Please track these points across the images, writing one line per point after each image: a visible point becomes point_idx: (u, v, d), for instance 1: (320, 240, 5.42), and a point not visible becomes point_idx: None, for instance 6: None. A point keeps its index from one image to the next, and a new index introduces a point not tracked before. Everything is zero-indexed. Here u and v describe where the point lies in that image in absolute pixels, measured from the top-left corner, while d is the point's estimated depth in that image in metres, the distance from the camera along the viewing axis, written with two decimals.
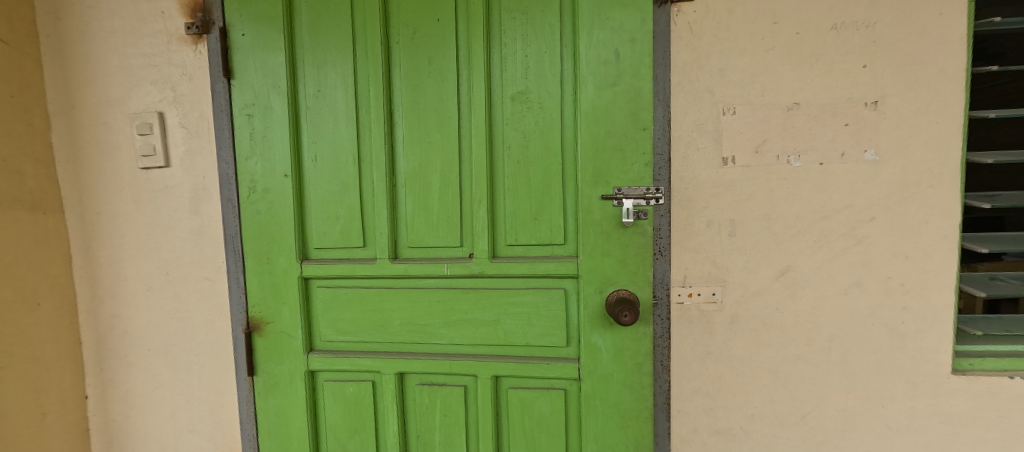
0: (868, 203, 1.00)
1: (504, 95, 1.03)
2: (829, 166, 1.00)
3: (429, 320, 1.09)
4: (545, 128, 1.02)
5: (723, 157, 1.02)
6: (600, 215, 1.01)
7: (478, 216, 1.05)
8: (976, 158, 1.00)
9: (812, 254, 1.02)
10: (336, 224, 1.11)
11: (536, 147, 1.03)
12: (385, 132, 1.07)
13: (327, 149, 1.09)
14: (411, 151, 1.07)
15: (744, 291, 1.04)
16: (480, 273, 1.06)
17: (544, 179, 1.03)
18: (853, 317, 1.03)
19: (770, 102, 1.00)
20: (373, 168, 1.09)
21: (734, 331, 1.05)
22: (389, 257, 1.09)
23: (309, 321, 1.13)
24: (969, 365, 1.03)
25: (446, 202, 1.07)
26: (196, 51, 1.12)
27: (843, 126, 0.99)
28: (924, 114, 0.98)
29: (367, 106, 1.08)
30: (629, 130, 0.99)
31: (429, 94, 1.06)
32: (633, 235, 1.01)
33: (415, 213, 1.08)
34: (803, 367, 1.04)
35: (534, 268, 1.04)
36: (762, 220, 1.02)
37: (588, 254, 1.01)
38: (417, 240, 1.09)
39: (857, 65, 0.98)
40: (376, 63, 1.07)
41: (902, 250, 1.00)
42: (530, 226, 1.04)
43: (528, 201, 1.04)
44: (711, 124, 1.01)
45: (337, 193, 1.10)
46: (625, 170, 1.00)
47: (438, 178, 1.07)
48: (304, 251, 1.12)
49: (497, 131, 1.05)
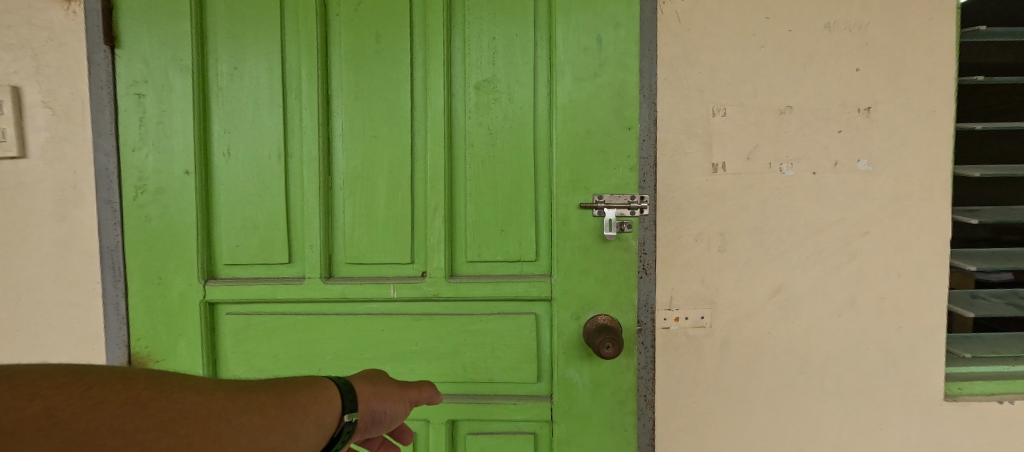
0: (861, 217, 0.92)
1: (466, 83, 0.87)
2: (822, 175, 0.92)
3: (370, 356, 0.89)
4: (516, 123, 0.86)
5: (713, 163, 0.91)
6: (577, 227, 0.86)
7: (433, 226, 0.87)
8: (963, 172, 0.95)
9: (805, 272, 0.93)
10: (253, 234, 0.89)
11: (503, 145, 0.87)
12: (320, 123, 0.88)
13: (244, 143, 0.88)
14: (352, 147, 0.88)
15: (735, 314, 0.93)
16: (434, 295, 0.88)
17: (514, 186, 0.87)
18: (847, 341, 0.94)
19: (762, 104, 0.91)
20: (303, 169, 0.88)
21: (724, 358, 0.94)
22: (321, 276, 0.88)
23: (214, 357, 0.90)
24: (958, 389, 0.98)
25: (394, 209, 0.88)
26: (68, 10, 0.87)
27: (837, 133, 0.92)
28: (916, 123, 0.92)
29: (297, 90, 0.88)
30: (611, 128, 0.85)
31: (376, 78, 0.87)
32: (615, 250, 0.86)
33: (354, 224, 0.89)
34: (796, 397, 0.94)
35: (500, 290, 0.87)
36: (753, 234, 0.92)
37: (563, 273, 0.87)
38: (356, 255, 0.89)
39: (850, 68, 0.91)
40: (310, 39, 0.87)
41: (895, 267, 0.93)
42: (495, 239, 0.88)
43: (494, 209, 0.87)
44: (700, 126, 0.90)
45: (255, 197, 0.88)
46: (606, 175, 0.85)
47: (385, 180, 0.88)
48: (209, 269, 0.89)
49: (458, 127, 0.88)
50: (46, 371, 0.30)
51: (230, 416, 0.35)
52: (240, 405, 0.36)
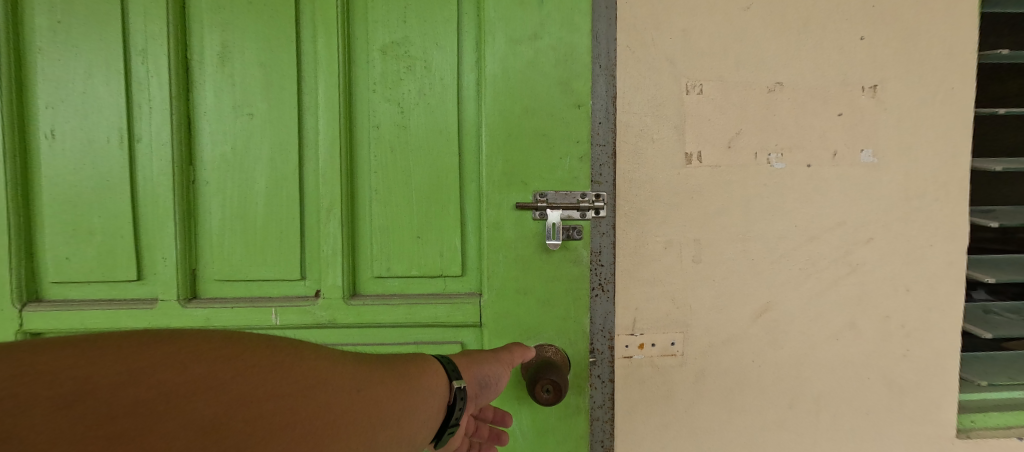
0: (864, 221, 0.76)
1: (369, 44, 0.66)
2: (819, 169, 0.74)
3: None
4: (434, 99, 0.66)
5: (686, 153, 0.73)
6: (513, 234, 0.67)
7: (327, 233, 0.67)
8: (982, 166, 0.79)
9: (797, 288, 0.76)
10: (88, 243, 0.67)
11: (418, 126, 0.67)
12: (173, 95, 0.66)
13: (71, 121, 0.66)
14: (218, 127, 0.66)
15: (712, 339, 0.76)
16: (330, 322, 0.69)
17: (432, 180, 0.67)
18: (845, 370, 0.78)
19: (747, 79, 0.73)
20: (151, 156, 0.66)
21: (698, 392, 0.76)
22: (180, 297, 0.68)
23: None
24: (971, 423, 0.82)
25: (276, 209, 0.67)
26: None
27: (837, 117, 0.74)
28: (931, 106, 0.75)
29: (141, 49, 0.66)
30: (555, 106, 0.66)
31: (249, 35, 0.66)
32: (561, 263, 0.68)
33: (224, 228, 0.68)
34: (784, 438, 0.78)
35: (414, 314, 0.69)
36: (735, 241, 0.74)
37: (495, 293, 0.68)
38: (228, 270, 0.68)
39: (853, 37, 0.74)
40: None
41: (903, 281, 0.77)
42: (409, 249, 0.68)
43: (408, 210, 0.68)
44: (670, 107, 0.72)
45: (89, 194, 0.67)
46: (549, 168, 0.67)
47: (265, 172, 0.67)
48: (32, 288, 0.68)
49: (359, 103, 0.67)
50: (196, 334, 0.33)
51: (352, 385, 0.37)
52: (359, 375, 0.38)
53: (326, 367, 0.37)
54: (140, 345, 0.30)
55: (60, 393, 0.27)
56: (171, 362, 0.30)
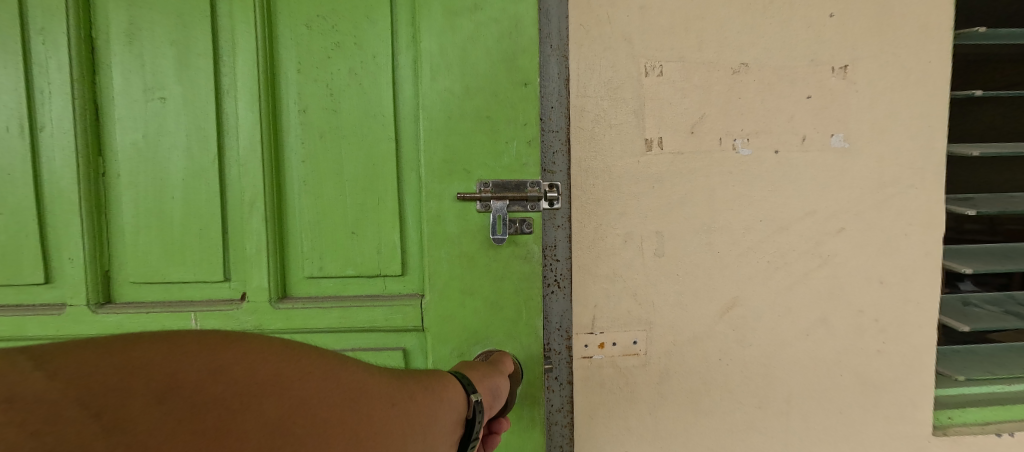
0: (836, 210, 0.71)
1: (292, 20, 0.61)
2: (787, 155, 0.70)
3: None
4: (366, 79, 0.61)
5: (646, 139, 0.68)
6: (456, 229, 0.62)
7: (252, 229, 0.62)
8: (959, 151, 0.75)
9: (765, 282, 0.71)
10: None
11: (349, 110, 0.61)
12: (75, 79, 0.60)
13: None
14: (127, 113, 0.61)
15: (677, 338, 0.71)
16: (257, 329, 0.64)
17: (367, 170, 0.62)
18: (817, 368, 0.74)
19: (710, 59, 0.68)
20: (53, 147, 0.60)
21: (663, 394, 0.72)
22: (92, 303, 0.63)
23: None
24: (948, 419, 0.79)
25: (195, 204, 0.62)
26: None
27: (806, 99, 0.70)
28: (904, 87, 0.71)
29: (36, 28, 0.59)
30: (500, 84, 0.61)
31: (159, 10, 0.60)
32: (511, 261, 0.63)
33: (137, 228, 0.62)
34: (754, 440, 0.74)
35: (348, 318, 0.64)
36: (699, 233, 0.70)
37: (437, 294, 0.63)
38: (146, 273, 0.63)
39: (822, 13, 0.69)
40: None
41: (877, 273, 0.73)
42: (342, 247, 0.63)
43: (340, 203, 0.62)
44: (628, 90, 0.67)
45: None
46: (493, 154, 0.61)
47: (180, 162, 0.61)
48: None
49: (284, 86, 0.61)
50: (247, 337, 0.28)
51: (394, 397, 0.33)
52: (400, 386, 0.35)
53: (369, 376, 0.33)
54: (196, 352, 0.25)
55: (129, 413, 0.22)
56: (234, 372, 0.25)
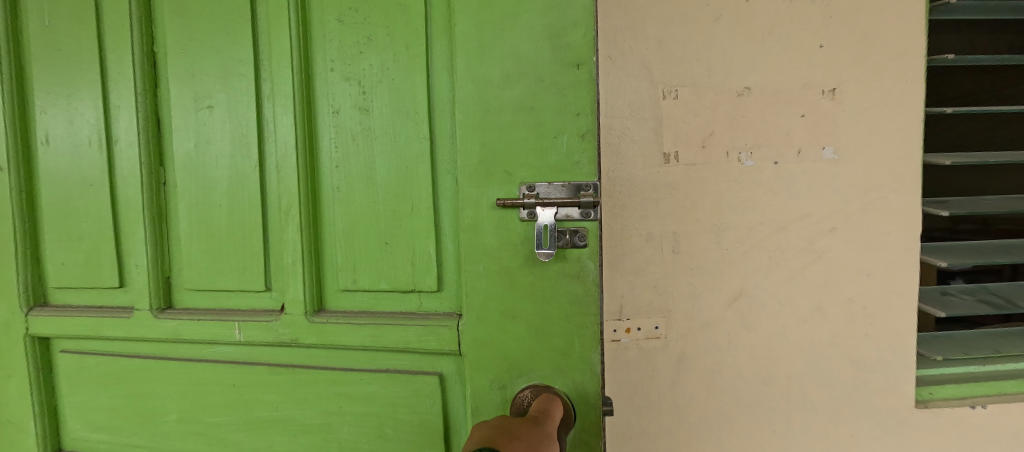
0: (827, 212, 0.83)
1: (326, 46, 0.69)
2: (785, 165, 0.82)
3: (222, 418, 0.77)
4: (399, 95, 0.67)
5: (664, 153, 0.80)
6: (495, 240, 0.62)
7: (288, 236, 0.71)
8: (933, 160, 0.87)
9: (768, 275, 0.83)
10: (77, 251, 0.80)
11: (382, 124, 0.67)
12: (139, 100, 0.75)
13: (59, 129, 0.79)
14: (182, 131, 0.75)
15: (692, 324, 0.82)
16: (294, 341, 0.73)
17: (399, 172, 0.68)
18: (814, 349, 0.85)
19: (717, 84, 0.80)
20: (123, 156, 0.77)
21: (680, 373, 0.83)
22: (155, 308, 0.78)
23: (53, 406, 0.84)
24: (929, 394, 0.90)
25: (236, 213, 0.74)
26: None
27: (799, 117, 0.81)
28: (884, 106, 0.83)
29: (115, 63, 0.76)
30: (540, 78, 0.58)
31: (206, 44, 0.73)
32: (558, 280, 0.61)
33: (196, 224, 0.75)
34: (760, 413, 0.85)
35: (379, 336, 0.69)
36: (710, 233, 0.81)
37: (473, 316, 0.64)
38: (198, 280, 0.77)
39: (813, 44, 0.81)
40: (126, 0, 0.75)
41: (864, 266, 0.84)
42: (374, 258, 0.70)
43: (373, 212, 0.69)
44: (648, 111, 0.79)
45: (80, 198, 0.79)
46: (527, 149, 0.60)
47: (222, 177, 0.74)
48: (36, 295, 0.83)
49: (321, 96, 0.70)
50: None
51: None
52: None
53: None
54: None
55: None
56: None
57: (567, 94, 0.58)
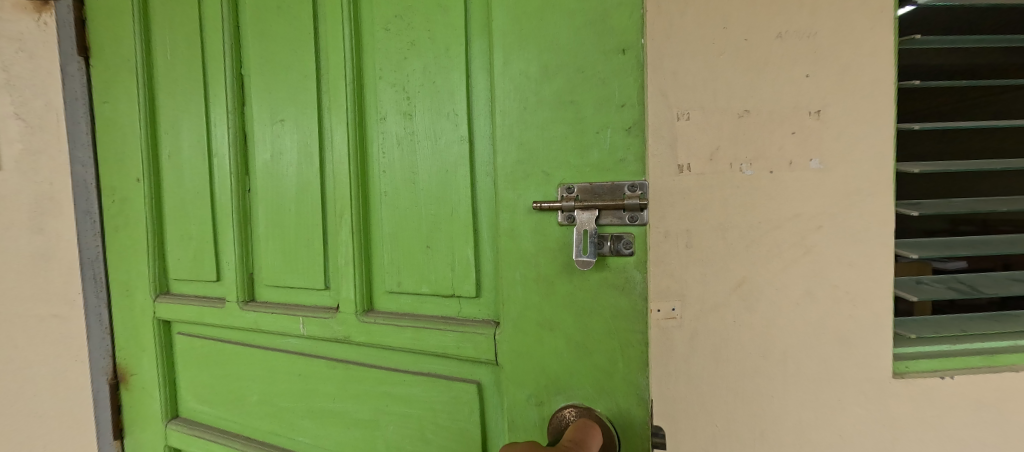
0: (815, 212, 1.00)
1: (377, 77, 0.82)
2: (779, 174, 0.98)
3: (291, 404, 0.94)
4: (439, 117, 0.77)
5: (678, 164, 0.97)
6: (531, 245, 0.69)
7: (342, 245, 0.87)
8: (905, 168, 1.04)
9: (766, 265, 0.99)
10: (188, 244, 1.00)
11: (423, 142, 0.79)
12: (233, 126, 0.94)
13: (174, 148, 0.99)
14: (264, 152, 0.93)
15: (702, 306, 0.99)
16: (347, 337, 0.87)
17: (439, 174, 0.78)
18: (805, 328, 1.01)
19: (722, 108, 0.97)
20: (219, 173, 0.96)
21: (693, 347, 1.00)
22: (241, 298, 0.96)
23: (170, 379, 1.06)
24: (905, 368, 1.05)
25: (303, 221, 0.91)
26: (37, 21, 0.98)
27: (790, 134, 0.98)
28: (863, 124, 0.99)
29: (215, 95, 0.95)
30: (570, 84, 0.65)
31: (282, 79, 0.90)
32: (600, 292, 0.65)
33: (273, 224, 0.93)
34: (760, 382, 1.01)
35: (421, 339, 0.80)
36: (716, 231, 0.98)
37: (509, 323, 0.72)
38: (273, 277, 0.95)
39: (801, 74, 0.98)
40: (222, 43, 0.94)
41: (847, 258, 1.00)
42: (418, 263, 0.81)
43: (415, 223, 0.81)
44: (664, 130, 0.96)
45: (190, 205, 0.99)
46: (569, 148, 0.65)
47: (293, 191, 0.91)
48: (161, 284, 1.03)
49: (374, 109, 0.83)
50: None
51: None
52: None
53: None
54: None
55: None
56: None
57: (612, 86, 0.62)
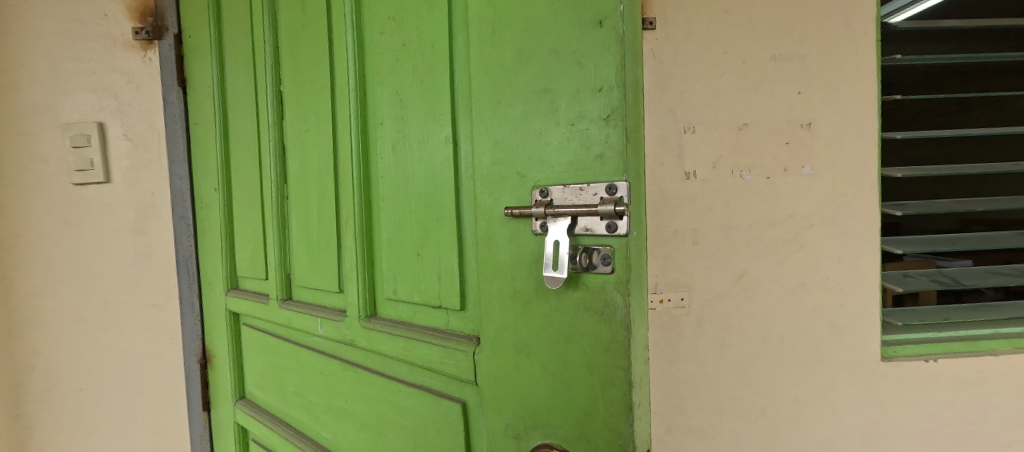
0: (807, 213, 1.13)
1: (375, 44, 0.67)
2: (775, 180, 1.12)
3: (318, 398, 0.85)
4: (427, 79, 0.58)
5: (685, 172, 1.11)
6: (509, 255, 0.45)
7: (350, 245, 0.76)
8: (889, 173, 1.17)
9: (764, 260, 1.13)
10: (248, 247, 1.01)
11: (413, 118, 0.60)
12: (272, 124, 0.91)
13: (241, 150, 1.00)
14: (295, 151, 0.87)
15: (708, 295, 1.12)
16: (354, 340, 0.75)
17: (427, 178, 0.59)
18: (800, 315, 1.14)
19: (723, 122, 1.11)
20: (265, 175, 0.94)
21: (701, 332, 1.13)
22: (281, 297, 0.93)
23: (239, 363, 1.08)
24: (893, 352, 1.17)
25: (322, 220, 0.82)
26: (145, 58, 1.07)
27: (784, 144, 1.12)
28: (848, 135, 1.12)
29: (263, 88, 0.93)
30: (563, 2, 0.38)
31: (310, 64, 0.82)
32: (577, 316, 0.40)
33: (304, 234, 0.87)
34: (761, 363, 1.14)
35: (411, 352, 0.63)
36: (719, 229, 1.12)
37: (488, 348, 0.49)
38: (304, 279, 0.89)
39: (793, 92, 1.12)
40: (265, 44, 0.91)
41: (836, 253, 1.13)
42: (413, 270, 0.63)
43: (410, 219, 0.63)
44: (673, 142, 1.10)
45: (250, 206, 0.99)
46: (543, 150, 0.41)
47: (315, 188, 0.83)
48: (232, 280, 1.06)
49: (372, 113, 0.69)
50: None
51: None
52: None
53: None
54: None
55: None
56: None
57: (586, 66, 0.37)
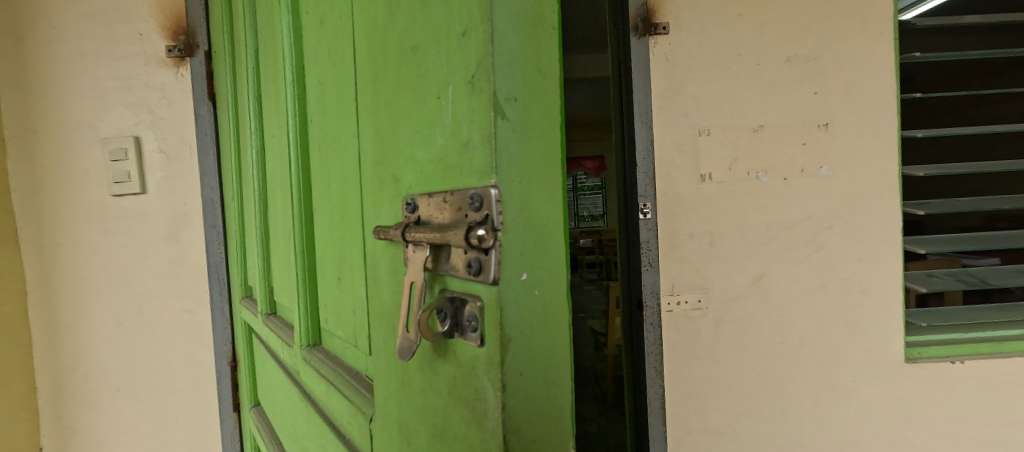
0: (825, 214, 1.12)
1: (308, 65, 0.68)
2: (792, 180, 1.12)
3: (287, 420, 0.87)
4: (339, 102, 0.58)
5: (701, 174, 1.11)
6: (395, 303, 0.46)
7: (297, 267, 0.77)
8: (909, 172, 1.16)
9: (782, 261, 1.12)
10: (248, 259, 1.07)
11: (331, 144, 0.61)
12: (252, 141, 0.95)
13: (236, 168, 1.06)
14: (268, 169, 0.91)
15: (725, 297, 1.13)
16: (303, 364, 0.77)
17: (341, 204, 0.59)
18: (819, 316, 1.13)
19: (738, 124, 1.11)
20: (251, 192, 0.99)
21: (718, 334, 1.13)
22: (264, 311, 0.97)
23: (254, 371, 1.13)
24: (918, 354, 1.15)
25: (284, 239, 0.85)
26: (177, 74, 1.12)
27: (801, 145, 1.12)
28: (866, 135, 1.12)
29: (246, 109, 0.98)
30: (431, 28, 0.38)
31: (270, 85, 0.85)
32: (453, 389, 0.39)
33: (276, 249, 0.90)
34: (780, 364, 1.14)
35: (331, 389, 0.64)
36: (735, 231, 1.12)
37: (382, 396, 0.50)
38: (279, 294, 0.92)
39: (809, 92, 1.11)
40: (247, 65, 0.95)
41: (856, 253, 1.12)
42: (338, 300, 0.64)
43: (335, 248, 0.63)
44: (688, 145, 1.11)
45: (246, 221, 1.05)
46: (415, 164, 0.41)
47: (279, 207, 0.86)
48: (246, 289, 1.12)
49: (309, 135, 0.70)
50: None
51: None
52: None
53: None
54: None
55: None
56: None
57: (454, 51, 0.36)
